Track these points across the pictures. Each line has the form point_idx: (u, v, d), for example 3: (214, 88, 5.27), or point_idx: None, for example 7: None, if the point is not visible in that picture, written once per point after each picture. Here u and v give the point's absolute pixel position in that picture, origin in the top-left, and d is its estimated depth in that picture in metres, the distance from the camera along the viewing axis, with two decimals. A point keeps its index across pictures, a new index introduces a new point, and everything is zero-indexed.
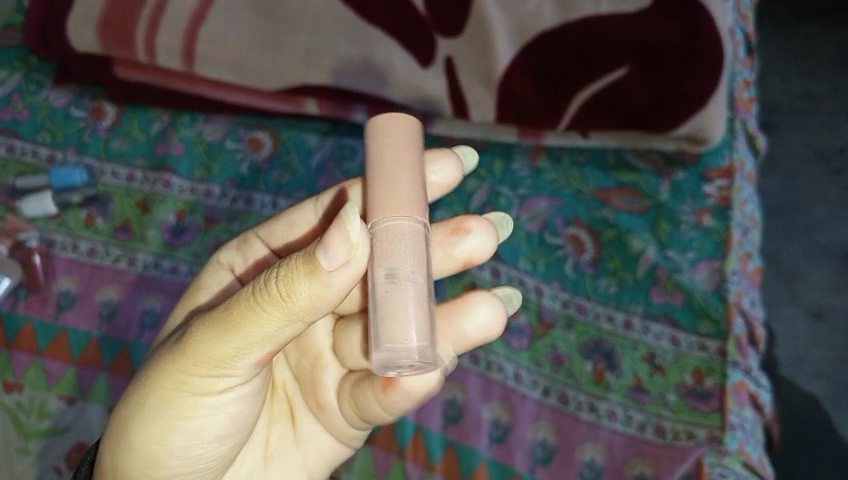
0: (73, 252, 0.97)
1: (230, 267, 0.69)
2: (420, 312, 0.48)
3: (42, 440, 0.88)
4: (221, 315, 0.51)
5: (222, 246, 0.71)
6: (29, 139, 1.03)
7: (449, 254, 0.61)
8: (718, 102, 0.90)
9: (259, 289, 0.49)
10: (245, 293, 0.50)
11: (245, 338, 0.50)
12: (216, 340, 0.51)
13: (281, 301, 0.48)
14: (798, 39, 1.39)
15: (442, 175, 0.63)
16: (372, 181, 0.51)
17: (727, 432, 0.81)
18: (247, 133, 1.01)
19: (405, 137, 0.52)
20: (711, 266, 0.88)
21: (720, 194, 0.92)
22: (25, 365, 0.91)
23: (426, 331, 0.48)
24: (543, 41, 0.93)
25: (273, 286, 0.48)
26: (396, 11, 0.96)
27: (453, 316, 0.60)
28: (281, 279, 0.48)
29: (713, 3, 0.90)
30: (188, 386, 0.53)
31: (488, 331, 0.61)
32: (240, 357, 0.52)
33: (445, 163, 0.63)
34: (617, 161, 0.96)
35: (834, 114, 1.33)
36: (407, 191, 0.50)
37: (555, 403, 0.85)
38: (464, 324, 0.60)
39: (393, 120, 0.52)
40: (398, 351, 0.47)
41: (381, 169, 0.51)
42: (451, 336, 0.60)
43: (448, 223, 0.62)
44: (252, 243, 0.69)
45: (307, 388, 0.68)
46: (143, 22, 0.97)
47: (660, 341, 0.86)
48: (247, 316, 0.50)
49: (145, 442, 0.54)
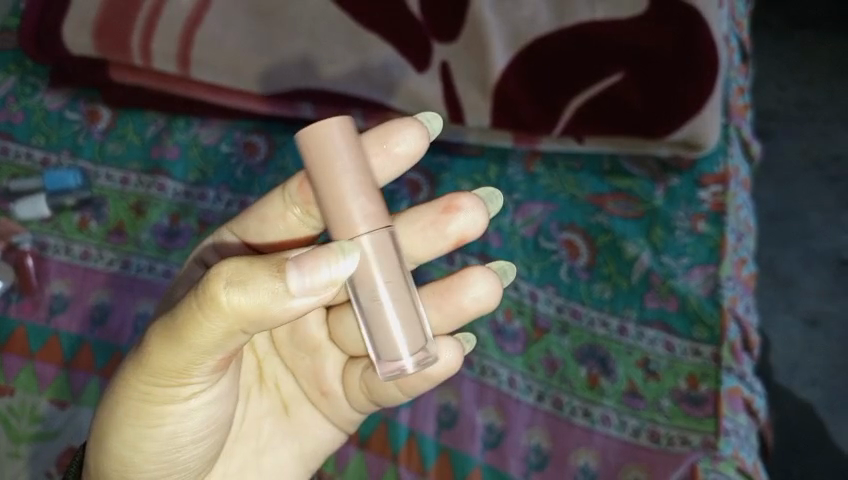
0: (66, 255, 0.97)
1: (200, 262, 0.65)
2: (407, 326, 0.54)
3: (33, 444, 0.87)
4: (169, 323, 0.48)
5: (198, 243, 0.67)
6: (24, 141, 1.03)
7: (442, 233, 0.62)
8: (713, 108, 0.90)
9: (200, 298, 0.46)
10: (188, 301, 0.47)
11: (194, 349, 0.48)
12: (166, 350, 0.49)
13: (222, 314, 0.45)
14: (794, 48, 1.39)
15: (407, 147, 0.60)
16: (325, 201, 0.52)
17: (721, 438, 0.81)
18: (243, 137, 1.02)
19: (345, 150, 0.51)
20: (706, 272, 0.88)
21: (714, 199, 0.92)
22: (17, 368, 0.91)
23: (416, 341, 0.54)
24: (539, 46, 0.93)
25: (213, 297, 0.45)
26: (392, 16, 0.97)
27: (452, 289, 0.62)
28: (217, 292, 0.45)
29: (708, 9, 0.91)
30: (149, 396, 0.52)
31: (485, 303, 0.63)
32: (195, 365, 0.49)
33: (409, 134, 0.60)
34: (612, 167, 0.96)
35: (829, 122, 1.33)
36: (366, 208, 0.51)
37: (549, 408, 0.85)
38: (462, 296, 0.62)
39: (326, 135, 0.51)
40: (394, 363, 0.54)
41: (328, 189, 0.51)
42: (450, 308, 0.63)
43: (439, 201, 0.62)
44: (226, 239, 0.66)
45: (306, 376, 0.67)
46: (140, 27, 0.97)
47: (654, 347, 0.86)
48: (190, 329, 0.47)
49: (122, 447, 0.54)
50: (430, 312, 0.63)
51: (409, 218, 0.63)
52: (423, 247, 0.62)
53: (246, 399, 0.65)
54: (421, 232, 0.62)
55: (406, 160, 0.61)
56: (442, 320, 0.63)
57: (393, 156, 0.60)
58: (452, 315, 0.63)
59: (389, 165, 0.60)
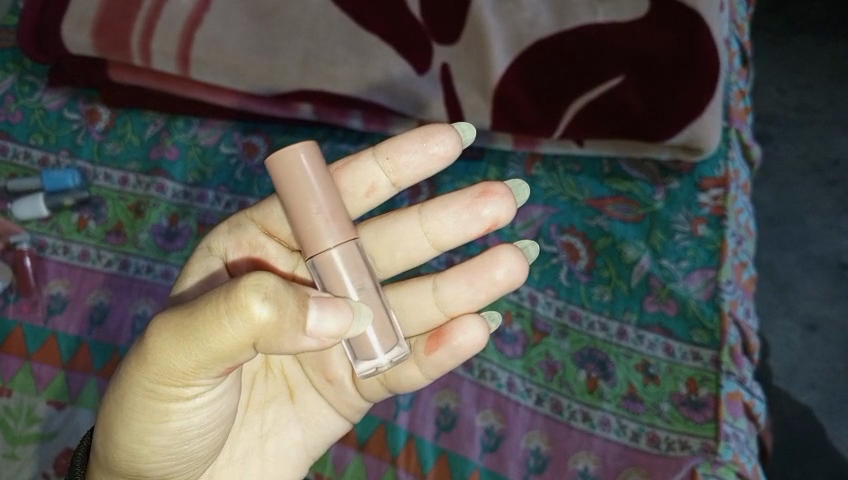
0: (64, 255, 0.96)
1: (211, 250, 0.65)
2: (378, 324, 0.55)
3: (30, 445, 0.87)
4: (182, 322, 0.48)
5: (211, 231, 0.66)
6: (23, 140, 1.03)
7: (476, 216, 0.62)
8: (714, 112, 0.90)
9: (224, 306, 0.46)
10: (207, 302, 0.47)
11: (206, 351, 0.47)
12: (177, 349, 0.48)
13: (243, 323, 0.45)
14: (794, 51, 1.39)
15: (443, 147, 0.63)
16: (293, 216, 0.54)
17: (721, 443, 0.80)
18: (243, 138, 1.01)
19: (313, 169, 0.53)
20: (705, 276, 0.88)
21: (715, 203, 0.91)
22: (15, 369, 0.91)
23: (387, 337, 0.55)
24: (539, 49, 0.93)
25: (239, 310, 0.45)
26: (392, 18, 0.96)
27: (483, 265, 0.63)
28: (239, 305, 0.45)
29: (709, 13, 0.91)
30: (156, 395, 0.51)
31: (514, 278, 0.64)
32: (202, 366, 0.49)
33: (446, 135, 0.63)
34: (612, 170, 0.96)
35: (829, 126, 1.33)
36: (334, 221, 0.53)
37: (548, 412, 0.85)
38: (494, 271, 0.63)
39: (295, 158, 0.53)
40: (369, 361, 0.56)
41: (296, 207, 0.53)
42: (481, 284, 0.63)
43: (474, 187, 0.63)
44: (245, 228, 0.66)
45: (311, 364, 0.66)
46: (139, 26, 0.96)
47: (653, 350, 0.85)
48: (206, 330, 0.46)
49: (128, 440, 0.54)
50: (458, 292, 0.64)
51: (442, 202, 0.64)
52: (455, 231, 0.64)
53: (251, 386, 0.65)
54: (455, 217, 0.63)
55: (439, 163, 0.64)
56: (470, 300, 0.64)
57: (429, 156, 0.64)
58: (483, 291, 0.64)
59: (427, 165, 0.64)
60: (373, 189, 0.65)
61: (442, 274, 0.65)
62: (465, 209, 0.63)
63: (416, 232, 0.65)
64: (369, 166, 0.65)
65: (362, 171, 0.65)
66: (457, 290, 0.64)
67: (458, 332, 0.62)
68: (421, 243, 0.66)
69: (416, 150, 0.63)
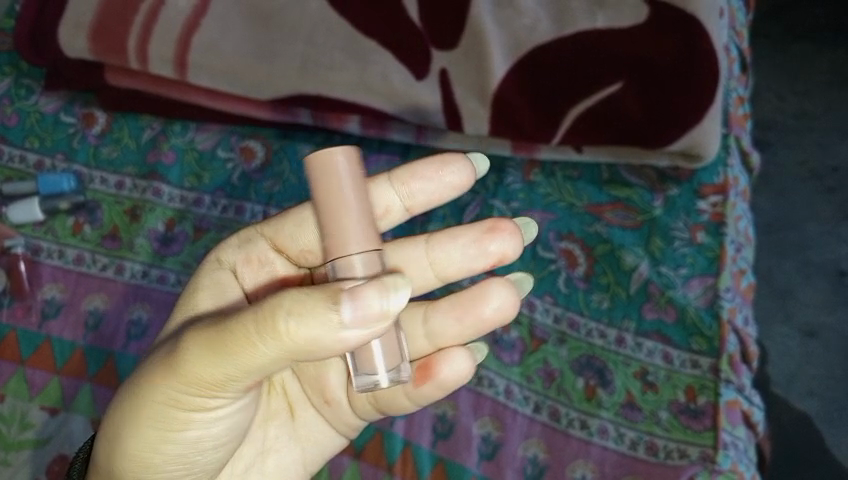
0: (59, 259, 0.96)
1: (223, 263, 0.64)
2: (387, 342, 0.53)
3: (22, 452, 0.86)
4: (215, 335, 0.48)
5: (224, 242, 0.66)
6: (18, 144, 1.02)
7: (482, 250, 0.63)
8: (713, 119, 0.90)
9: (259, 321, 0.45)
10: (241, 317, 0.46)
11: (237, 363, 0.47)
12: (208, 360, 0.48)
13: (279, 337, 0.45)
14: (793, 58, 1.39)
15: (456, 176, 0.64)
16: (322, 220, 0.52)
17: (720, 451, 0.80)
18: (240, 142, 1.00)
19: (350, 174, 0.51)
20: (704, 283, 0.87)
21: (714, 210, 0.91)
22: (8, 374, 0.90)
23: (393, 358, 0.53)
24: (538, 54, 0.93)
25: (273, 325, 0.44)
26: (390, 23, 0.96)
27: (473, 301, 0.62)
28: (280, 318, 0.44)
29: (708, 19, 0.91)
30: (177, 403, 0.51)
31: (503, 315, 0.62)
32: (229, 378, 0.49)
33: (460, 164, 0.64)
34: (611, 176, 0.96)
35: (827, 133, 1.33)
36: (360, 231, 0.51)
37: (546, 419, 0.84)
38: (482, 308, 0.62)
39: (335, 161, 0.51)
40: (370, 377, 0.52)
41: (328, 212, 0.51)
42: (469, 319, 0.62)
43: (484, 221, 0.63)
44: (255, 244, 0.65)
45: (310, 383, 0.65)
46: (136, 29, 0.96)
47: (652, 358, 0.85)
48: (239, 344, 0.46)
49: (143, 449, 0.53)
50: (446, 325, 0.63)
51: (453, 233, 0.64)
52: (458, 261, 0.64)
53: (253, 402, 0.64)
54: (458, 249, 0.63)
55: (450, 191, 0.65)
56: (459, 334, 0.63)
57: (440, 182, 0.64)
58: (470, 326, 0.63)
59: (439, 192, 0.64)
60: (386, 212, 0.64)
61: (434, 303, 0.64)
62: (471, 242, 0.63)
63: (421, 259, 0.65)
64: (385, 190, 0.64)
65: (377, 193, 0.64)
66: (446, 323, 0.63)
67: (445, 365, 0.62)
68: (424, 271, 0.65)
69: (428, 177, 0.64)
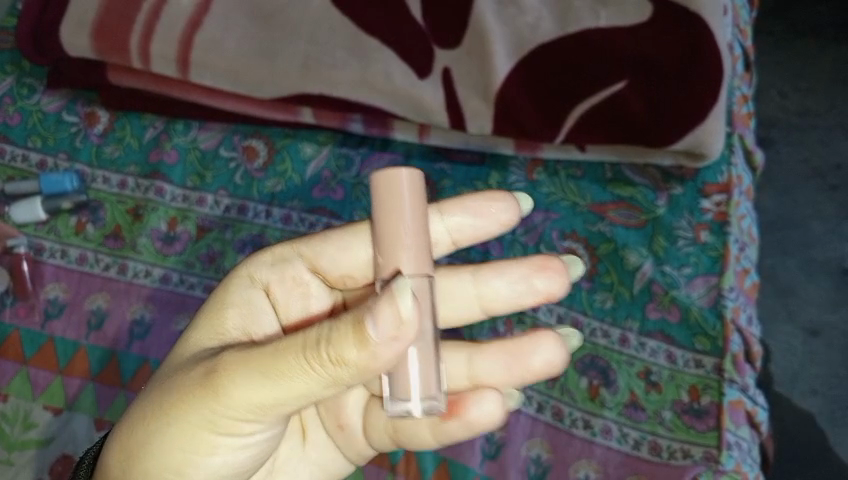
0: (62, 258, 0.96)
1: (252, 278, 0.63)
2: (423, 372, 0.51)
3: (25, 451, 0.87)
4: (261, 360, 0.48)
5: (255, 255, 0.65)
6: (21, 143, 1.02)
7: (531, 289, 0.63)
8: (717, 118, 0.89)
9: (310, 346, 0.46)
10: (293, 342, 0.47)
11: (282, 389, 0.48)
12: (251, 385, 0.48)
13: (329, 363, 0.45)
14: (796, 55, 1.39)
15: (502, 211, 0.64)
16: (378, 238, 0.52)
17: (724, 452, 0.79)
18: (243, 141, 1.00)
19: (408, 194, 0.52)
20: (708, 282, 0.87)
21: (717, 209, 0.90)
22: (12, 374, 0.90)
23: (428, 387, 0.51)
24: (542, 53, 0.93)
25: (326, 350, 0.45)
26: (393, 21, 0.96)
27: (520, 348, 0.62)
28: (340, 343, 0.45)
29: (712, 17, 0.90)
30: (217, 425, 0.51)
31: (551, 364, 0.62)
32: (274, 406, 0.49)
33: (505, 203, 0.64)
34: (614, 175, 0.95)
35: (831, 130, 1.33)
36: (413, 253, 0.51)
37: (549, 419, 0.84)
38: (529, 357, 0.62)
39: (398, 177, 0.52)
40: (402, 404, 0.51)
41: (383, 230, 0.52)
42: (516, 367, 0.62)
43: (533, 259, 0.63)
44: (293, 264, 0.65)
45: (325, 407, 0.66)
46: (139, 28, 0.96)
47: (655, 358, 0.85)
48: (287, 369, 0.47)
49: (165, 469, 0.53)
50: (492, 369, 0.63)
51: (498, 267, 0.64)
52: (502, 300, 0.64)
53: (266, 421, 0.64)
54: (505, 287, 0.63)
55: (495, 228, 0.64)
56: (504, 380, 0.63)
57: (488, 217, 0.64)
58: (515, 374, 0.62)
59: (486, 227, 0.64)
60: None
61: (479, 347, 0.64)
62: (522, 279, 0.63)
63: (468, 293, 0.65)
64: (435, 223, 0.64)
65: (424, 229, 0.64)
66: (493, 368, 0.63)
67: (476, 404, 0.60)
68: (472, 307, 0.65)
69: (475, 212, 0.63)
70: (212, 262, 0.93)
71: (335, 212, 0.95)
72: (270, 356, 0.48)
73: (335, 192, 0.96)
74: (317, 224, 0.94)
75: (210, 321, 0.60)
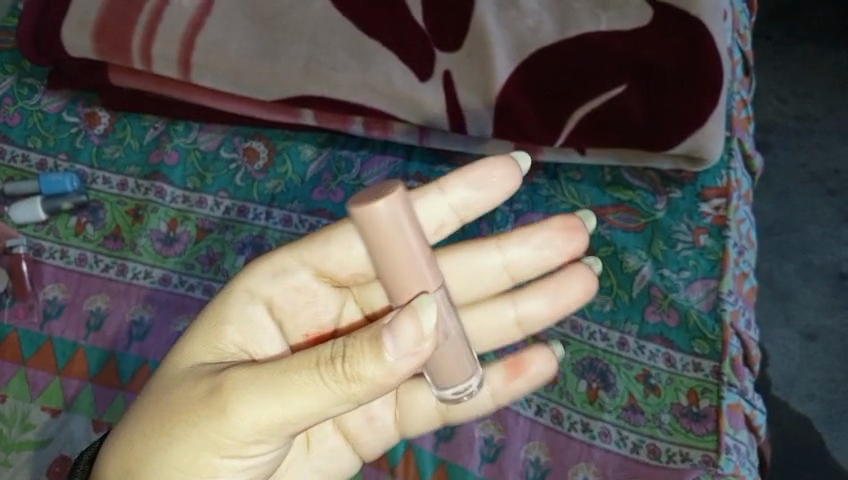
0: (61, 259, 0.96)
1: (249, 292, 0.61)
2: (455, 361, 0.53)
3: (23, 453, 0.86)
4: (273, 378, 0.49)
5: (252, 266, 0.62)
6: (20, 143, 1.02)
7: (556, 250, 0.66)
8: (717, 122, 0.90)
9: (325, 362, 0.47)
10: (306, 359, 0.48)
11: (294, 408, 0.49)
12: (262, 403, 0.49)
13: (345, 379, 0.47)
14: (795, 60, 1.39)
15: (504, 177, 0.64)
16: (380, 270, 0.48)
17: (723, 455, 0.80)
18: (243, 143, 1.00)
19: (402, 227, 0.46)
20: (707, 286, 0.87)
21: (716, 213, 0.91)
22: (10, 375, 0.90)
23: (465, 371, 0.54)
24: (542, 56, 0.93)
25: (341, 366, 0.46)
26: (394, 24, 0.96)
27: (557, 289, 0.66)
28: (357, 359, 0.46)
29: (712, 22, 0.91)
30: (225, 445, 0.51)
31: (585, 296, 0.67)
32: (284, 425, 0.50)
33: (504, 169, 0.64)
34: (613, 178, 0.95)
35: (829, 135, 1.33)
36: (424, 280, 0.48)
37: (548, 422, 0.84)
38: (564, 294, 0.66)
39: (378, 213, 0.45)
40: (449, 388, 0.55)
41: (384, 264, 0.47)
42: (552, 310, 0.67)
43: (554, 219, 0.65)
44: (295, 274, 0.63)
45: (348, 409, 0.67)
46: (141, 30, 0.97)
47: (654, 361, 0.85)
48: (300, 386, 0.48)
49: None
50: (533, 311, 0.67)
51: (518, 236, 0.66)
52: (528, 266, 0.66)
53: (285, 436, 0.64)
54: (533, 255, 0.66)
55: (498, 195, 0.65)
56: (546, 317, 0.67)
57: (491, 187, 0.64)
58: (554, 314, 0.67)
59: (493, 195, 0.64)
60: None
61: (517, 297, 0.67)
62: (547, 243, 0.65)
63: (496, 265, 0.66)
64: (439, 203, 0.64)
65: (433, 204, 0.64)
66: (538, 310, 0.67)
67: (532, 361, 0.67)
68: (500, 276, 0.67)
69: (477, 185, 0.64)
70: (212, 263, 0.93)
71: (334, 214, 0.95)
72: (282, 373, 0.49)
73: (335, 194, 0.96)
74: (316, 226, 0.94)
75: (209, 334, 0.58)
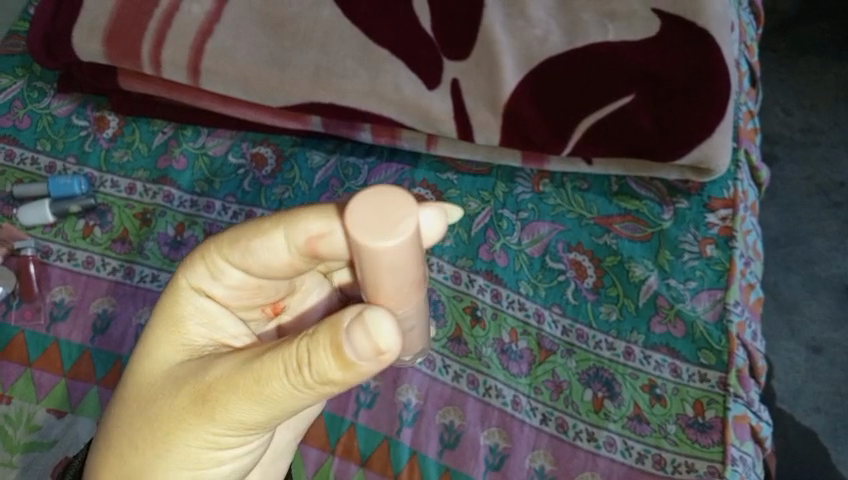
0: (68, 261, 0.96)
1: (196, 287, 0.57)
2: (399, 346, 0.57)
3: (27, 455, 0.86)
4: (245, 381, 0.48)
5: (189, 257, 0.57)
6: (29, 146, 1.02)
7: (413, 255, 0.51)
8: (724, 133, 0.90)
9: (293, 366, 0.46)
10: (273, 361, 0.47)
11: (273, 404, 0.48)
12: (241, 403, 0.48)
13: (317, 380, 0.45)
14: (801, 73, 1.40)
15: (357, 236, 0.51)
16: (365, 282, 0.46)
17: (728, 467, 0.79)
18: (251, 148, 1.01)
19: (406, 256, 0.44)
20: (713, 296, 0.87)
21: (723, 224, 0.91)
22: (17, 375, 0.90)
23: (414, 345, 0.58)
24: (550, 66, 0.94)
25: (310, 370, 0.45)
26: (403, 32, 0.97)
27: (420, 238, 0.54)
28: (322, 362, 0.44)
29: (720, 32, 0.92)
30: (216, 445, 0.52)
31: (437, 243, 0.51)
32: (267, 420, 0.50)
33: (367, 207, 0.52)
34: (620, 188, 0.96)
35: (835, 147, 1.33)
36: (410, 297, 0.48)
37: (553, 431, 0.84)
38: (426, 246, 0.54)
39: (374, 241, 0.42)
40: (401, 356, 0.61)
41: (379, 284, 0.46)
42: None
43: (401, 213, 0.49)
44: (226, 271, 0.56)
45: None
46: (151, 34, 0.97)
47: (660, 371, 0.85)
48: (274, 388, 0.47)
49: None
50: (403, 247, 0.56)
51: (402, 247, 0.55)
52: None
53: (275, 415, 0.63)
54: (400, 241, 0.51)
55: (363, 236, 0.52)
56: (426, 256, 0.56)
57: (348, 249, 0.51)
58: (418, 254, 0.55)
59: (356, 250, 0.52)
60: (320, 238, 0.50)
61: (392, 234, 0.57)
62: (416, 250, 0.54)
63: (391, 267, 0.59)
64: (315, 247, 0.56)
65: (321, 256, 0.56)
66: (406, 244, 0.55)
67: None
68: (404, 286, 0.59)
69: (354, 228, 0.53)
70: None
71: None
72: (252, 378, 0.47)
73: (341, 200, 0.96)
74: None
75: (170, 334, 0.56)
